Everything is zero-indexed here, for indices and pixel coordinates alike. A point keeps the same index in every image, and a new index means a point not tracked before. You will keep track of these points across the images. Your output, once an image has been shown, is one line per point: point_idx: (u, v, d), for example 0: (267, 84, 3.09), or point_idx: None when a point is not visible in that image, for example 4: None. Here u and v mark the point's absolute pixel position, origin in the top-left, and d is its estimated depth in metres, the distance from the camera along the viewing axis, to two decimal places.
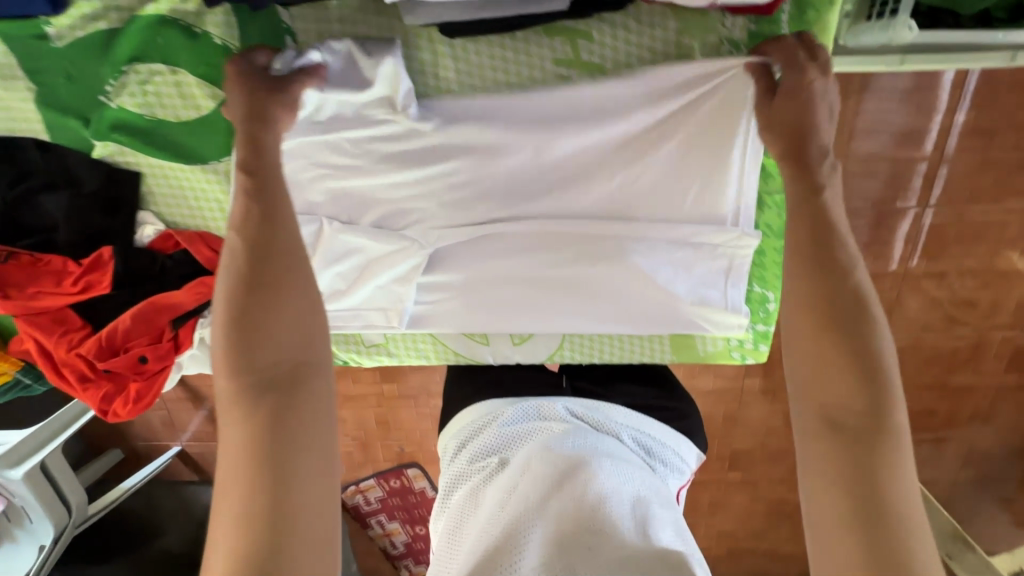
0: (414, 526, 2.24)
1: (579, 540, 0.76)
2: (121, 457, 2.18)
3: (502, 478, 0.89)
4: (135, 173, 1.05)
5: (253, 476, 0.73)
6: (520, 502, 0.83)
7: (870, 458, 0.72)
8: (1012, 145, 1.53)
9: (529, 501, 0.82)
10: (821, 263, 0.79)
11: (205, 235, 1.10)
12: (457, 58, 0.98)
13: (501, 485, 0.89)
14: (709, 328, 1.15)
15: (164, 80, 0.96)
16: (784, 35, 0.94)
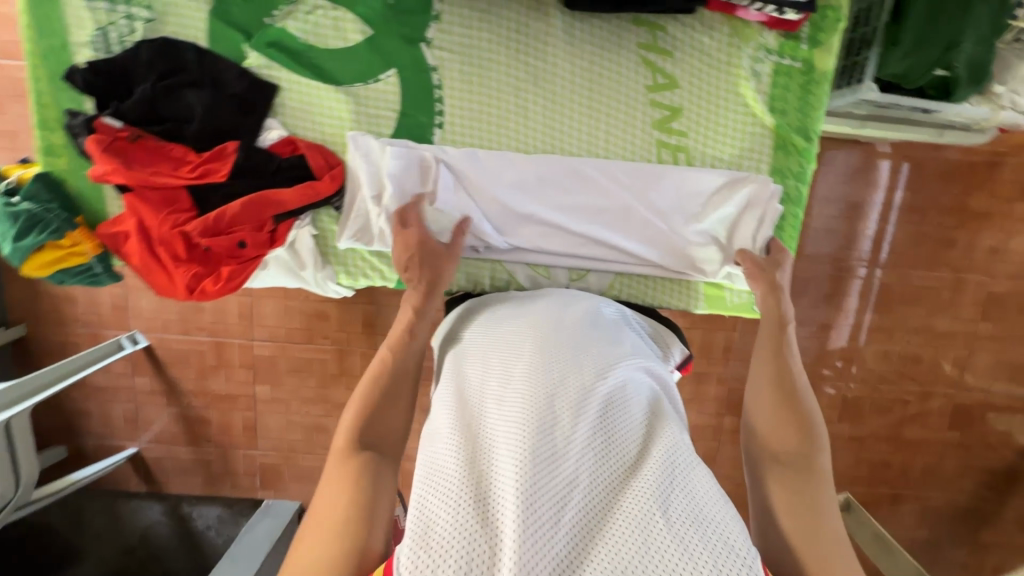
0: None
1: (598, 428, 0.66)
2: (63, 456, 1.89)
3: (519, 340, 0.77)
4: (272, 87, 0.88)
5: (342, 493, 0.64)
6: (551, 366, 0.72)
7: (798, 479, 0.73)
8: (938, 224, 1.88)
9: (559, 376, 0.71)
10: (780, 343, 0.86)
11: (321, 145, 0.91)
12: (563, 33, 0.89)
13: (521, 346, 0.76)
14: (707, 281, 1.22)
15: (324, 11, 0.86)
16: (803, 49, 0.90)
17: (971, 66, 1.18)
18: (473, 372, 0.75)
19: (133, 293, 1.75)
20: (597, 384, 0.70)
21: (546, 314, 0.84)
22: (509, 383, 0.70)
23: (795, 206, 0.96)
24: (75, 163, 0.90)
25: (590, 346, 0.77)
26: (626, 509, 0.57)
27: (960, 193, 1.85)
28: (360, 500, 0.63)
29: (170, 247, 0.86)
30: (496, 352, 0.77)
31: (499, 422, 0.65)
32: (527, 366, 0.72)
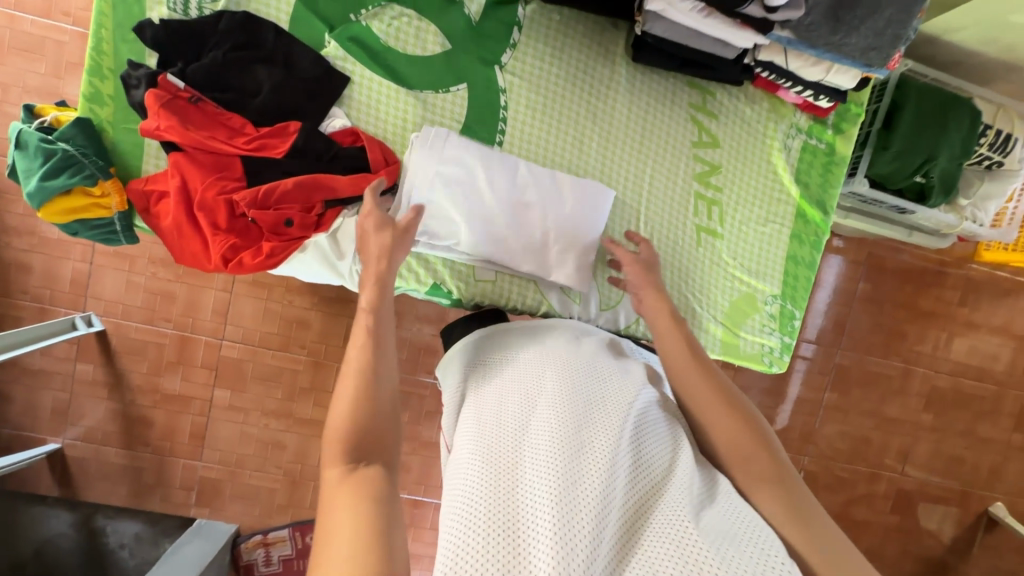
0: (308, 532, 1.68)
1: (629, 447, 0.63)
2: None
3: (538, 358, 0.74)
4: (343, 78, 0.90)
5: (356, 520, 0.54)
6: (574, 386, 0.69)
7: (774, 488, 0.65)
8: (892, 317, 2.07)
9: (584, 394, 0.68)
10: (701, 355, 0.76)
11: (379, 140, 0.92)
12: (627, 81, 0.96)
13: (541, 363, 0.73)
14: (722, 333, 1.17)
15: (409, 19, 0.90)
16: (827, 133, 1.01)
17: (944, 177, 1.36)
18: (492, 390, 0.72)
19: (100, 270, 1.60)
20: (623, 404, 0.68)
21: (558, 334, 0.82)
22: (531, 403, 0.67)
23: (807, 269, 1.04)
24: (119, 114, 0.86)
25: (609, 361, 0.75)
26: (663, 533, 0.55)
27: (911, 292, 2.06)
28: (373, 520, 0.55)
29: (211, 213, 0.82)
30: (515, 370, 0.73)
31: (529, 443, 0.62)
32: (548, 387, 0.69)
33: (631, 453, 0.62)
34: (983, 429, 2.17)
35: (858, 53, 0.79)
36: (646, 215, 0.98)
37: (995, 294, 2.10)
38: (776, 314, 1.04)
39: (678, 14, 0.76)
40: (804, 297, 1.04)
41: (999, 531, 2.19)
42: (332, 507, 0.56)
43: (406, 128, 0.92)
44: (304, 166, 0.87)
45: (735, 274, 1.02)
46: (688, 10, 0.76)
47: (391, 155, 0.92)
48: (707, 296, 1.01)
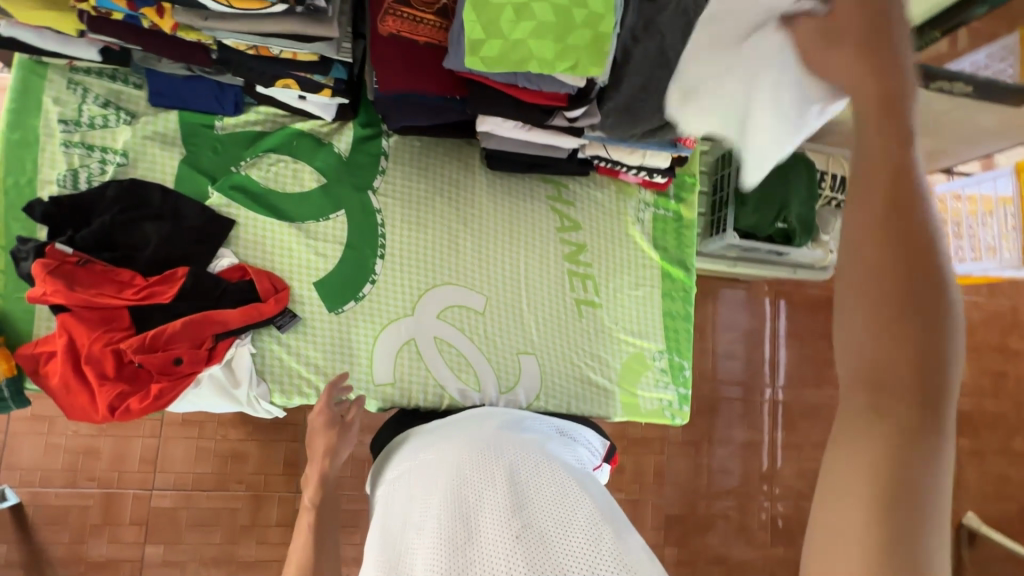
0: None
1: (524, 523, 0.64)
2: None
3: (437, 452, 0.78)
4: (228, 222, 0.99)
5: None
6: (463, 464, 0.72)
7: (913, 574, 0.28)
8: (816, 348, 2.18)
9: (477, 482, 0.69)
10: (920, 260, 0.30)
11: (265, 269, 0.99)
12: (488, 187, 1.09)
13: (438, 455, 0.77)
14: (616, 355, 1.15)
15: (285, 163, 1.02)
16: (672, 203, 1.16)
17: (800, 220, 1.54)
18: (399, 493, 0.76)
19: (14, 438, 1.54)
20: (509, 469, 0.71)
21: (468, 424, 0.87)
22: (426, 496, 0.71)
23: (684, 322, 1.14)
24: (8, 286, 0.91)
25: (509, 439, 0.77)
26: None
27: (826, 321, 2.19)
28: None
29: (98, 365, 0.86)
30: (419, 469, 0.78)
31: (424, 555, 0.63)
32: (441, 475, 0.72)
33: (519, 513, 0.65)
34: None
35: (658, 140, 0.94)
36: (526, 303, 1.08)
37: None
38: (667, 368, 1.11)
39: (503, 131, 0.92)
40: (689, 347, 1.13)
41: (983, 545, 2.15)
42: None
43: (291, 255, 1.01)
44: (193, 305, 0.92)
45: (620, 337, 1.10)
46: (510, 127, 0.91)
47: (278, 286, 0.99)
48: (599, 363, 1.09)
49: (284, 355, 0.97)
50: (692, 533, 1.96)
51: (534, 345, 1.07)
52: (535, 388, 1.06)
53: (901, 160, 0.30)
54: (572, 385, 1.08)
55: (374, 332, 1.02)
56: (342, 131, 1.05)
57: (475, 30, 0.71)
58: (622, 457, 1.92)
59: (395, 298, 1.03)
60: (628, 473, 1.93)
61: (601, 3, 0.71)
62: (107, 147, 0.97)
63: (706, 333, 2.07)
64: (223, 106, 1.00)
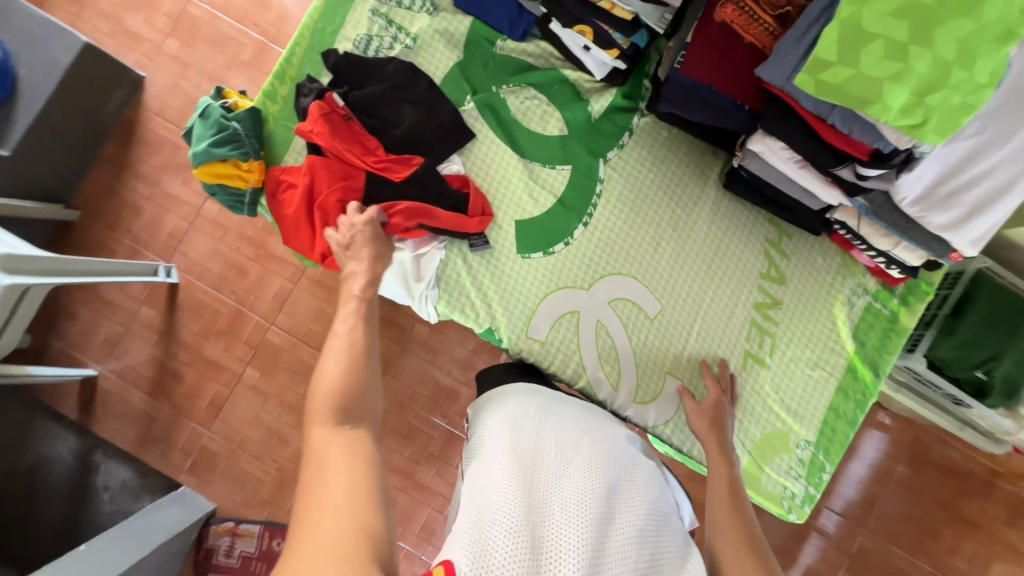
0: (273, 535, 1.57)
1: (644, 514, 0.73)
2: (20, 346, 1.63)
3: (567, 414, 0.85)
4: (469, 134, 1.03)
5: (366, 504, 0.61)
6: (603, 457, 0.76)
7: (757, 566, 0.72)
8: (928, 513, 1.89)
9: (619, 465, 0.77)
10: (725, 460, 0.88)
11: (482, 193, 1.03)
12: (713, 206, 1.04)
13: (572, 427, 0.80)
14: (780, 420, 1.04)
15: (539, 102, 1.04)
16: (894, 302, 1.05)
17: (1007, 379, 1.33)
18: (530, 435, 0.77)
19: (194, 231, 1.68)
20: (636, 484, 0.76)
21: (595, 415, 0.90)
22: (567, 461, 0.73)
23: (847, 425, 1.03)
24: (282, 113, 1.02)
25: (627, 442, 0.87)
26: None
27: (954, 491, 1.89)
28: (368, 482, 0.63)
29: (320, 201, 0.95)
30: (548, 428, 0.79)
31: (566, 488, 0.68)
32: (579, 440, 0.78)
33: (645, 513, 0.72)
34: None
35: (924, 237, 0.86)
36: (697, 331, 1.03)
37: None
38: (806, 461, 1.03)
39: (776, 158, 0.85)
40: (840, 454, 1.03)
41: None
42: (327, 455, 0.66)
43: (508, 186, 1.04)
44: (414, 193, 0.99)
45: (773, 408, 1.03)
46: (784, 158, 0.85)
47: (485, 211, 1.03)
48: (740, 422, 1.02)
49: (465, 276, 1.02)
50: None
51: (686, 373, 1.03)
52: (667, 414, 1.03)
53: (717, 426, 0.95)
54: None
55: (545, 288, 1.03)
56: (603, 94, 1.04)
57: (828, 50, 0.66)
58: None
59: (578, 268, 1.04)
60: None
61: (986, 74, 0.64)
62: (403, 28, 1.04)
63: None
64: (513, 28, 1.03)
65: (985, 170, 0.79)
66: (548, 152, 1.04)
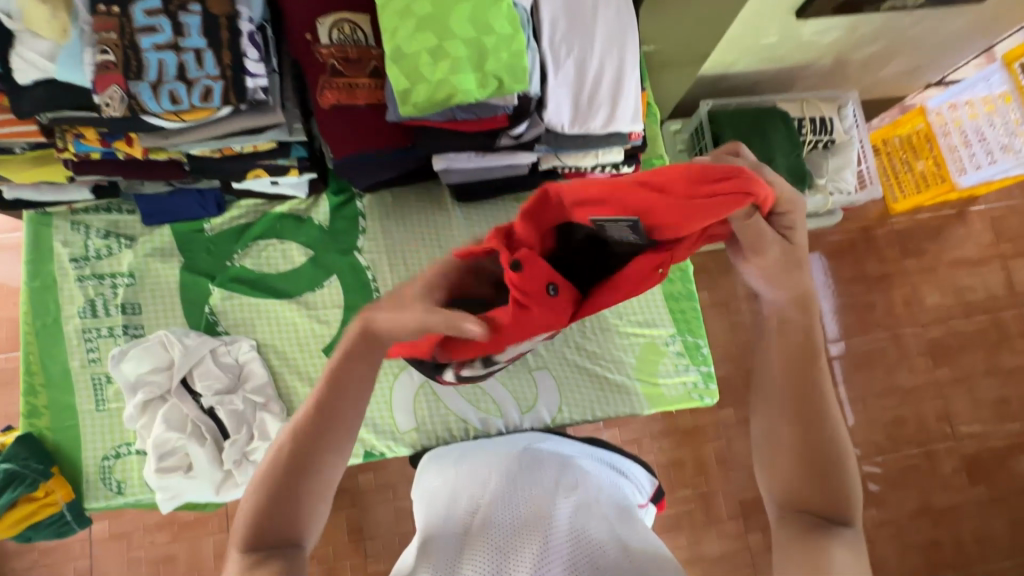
0: None
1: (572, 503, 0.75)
2: None
3: (487, 455, 0.90)
4: (237, 316, 1.06)
5: None
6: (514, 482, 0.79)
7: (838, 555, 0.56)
8: (851, 293, 2.08)
9: (533, 476, 0.81)
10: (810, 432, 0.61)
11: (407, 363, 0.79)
12: (465, 223, 1.12)
13: (489, 466, 0.85)
14: (640, 335, 1.10)
15: (274, 245, 1.09)
16: None
17: (790, 171, 1.51)
18: (443, 494, 0.83)
19: (98, 561, 1.55)
20: (566, 498, 0.76)
21: (514, 443, 0.95)
22: (476, 498, 0.77)
23: (690, 300, 1.12)
24: (53, 421, 0.99)
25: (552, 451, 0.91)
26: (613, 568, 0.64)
27: (853, 264, 2.10)
28: None
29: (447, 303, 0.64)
30: (470, 474, 0.84)
31: (476, 522, 0.72)
32: (495, 470, 0.83)
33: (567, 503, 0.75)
34: (1004, 359, 2.08)
35: (604, 139, 0.97)
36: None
37: (930, 236, 2.14)
38: (683, 350, 1.10)
39: (461, 163, 0.95)
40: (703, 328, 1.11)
41: None
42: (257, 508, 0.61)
43: (298, 328, 1.06)
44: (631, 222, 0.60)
45: (628, 330, 1.10)
46: (464, 157, 0.94)
47: (295, 361, 1.05)
48: (614, 362, 1.09)
49: None
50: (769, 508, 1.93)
51: (543, 356, 1.08)
52: (555, 401, 1.06)
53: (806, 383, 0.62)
54: (589, 387, 1.08)
55: (388, 383, 1.05)
56: (318, 204, 1.11)
57: (400, 81, 0.75)
58: (679, 452, 1.94)
59: None
60: (690, 466, 1.93)
61: (507, 24, 0.75)
62: (115, 272, 1.05)
63: (741, 305, 2.08)
64: (206, 208, 1.07)
65: (599, 67, 0.92)
66: (315, 280, 1.08)
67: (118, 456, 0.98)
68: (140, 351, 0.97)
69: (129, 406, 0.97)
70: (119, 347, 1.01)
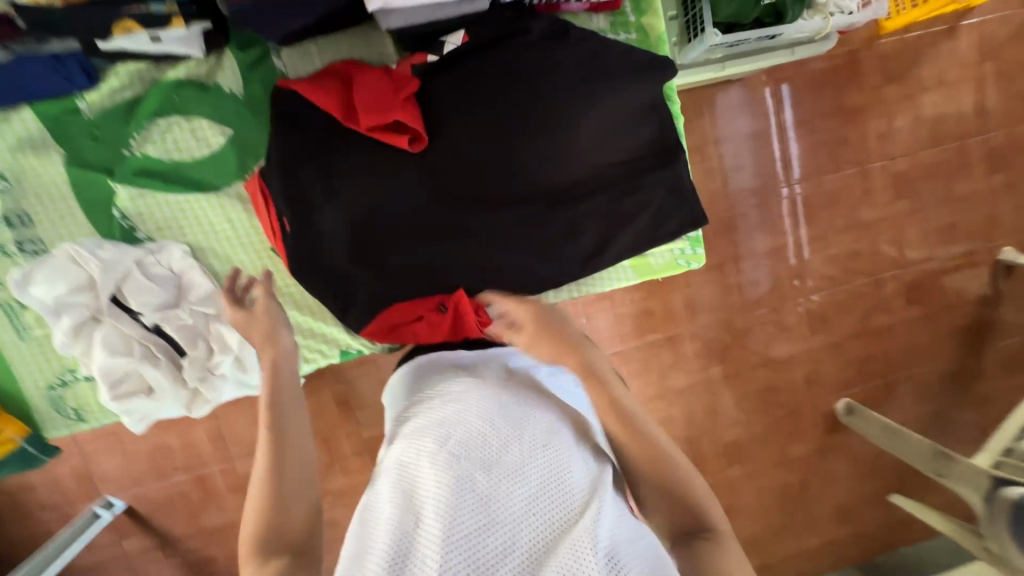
0: None
1: (536, 463, 0.72)
2: None
3: (440, 393, 0.87)
4: (163, 206, 1.18)
5: None
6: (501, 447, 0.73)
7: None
8: (827, 128, 2.03)
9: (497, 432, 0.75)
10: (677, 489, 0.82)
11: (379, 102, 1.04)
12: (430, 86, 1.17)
13: (442, 413, 0.80)
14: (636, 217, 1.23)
15: (182, 128, 1.15)
16: (632, 21, 1.28)
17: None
18: (402, 425, 0.84)
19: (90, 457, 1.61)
20: (529, 459, 0.72)
21: (462, 376, 0.92)
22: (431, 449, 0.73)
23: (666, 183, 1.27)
24: None
25: (510, 387, 0.87)
26: (573, 551, 0.62)
27: (832, 96, 2.01)
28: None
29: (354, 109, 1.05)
30: (427, 421, 0.80)
31: (433, 484, 0.68)
32: (451, 415, 0.79)
33: (533, 465, 0.72)
34: (962, 187, 2.14)
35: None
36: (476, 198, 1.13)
37: (916, 58, 2.02)
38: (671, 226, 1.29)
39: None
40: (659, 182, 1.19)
41: (1017, 272, 2.21)
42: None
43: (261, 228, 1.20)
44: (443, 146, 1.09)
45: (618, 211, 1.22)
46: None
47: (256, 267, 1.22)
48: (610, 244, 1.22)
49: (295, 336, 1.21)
50: (729, 345, 2.09)
51: (494, 236, 1.15)
52: (508, 276, 1.18)
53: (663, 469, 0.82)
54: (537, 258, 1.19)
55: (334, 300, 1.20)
56: (219, 69, 1.15)
57: None
58: (649, 301, 2.00)
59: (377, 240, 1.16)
60: (659, 312, 2.02)
61: None
62: None
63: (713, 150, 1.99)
64: (74, 80, 1.07)
65: None
66: (242, 172, 1.18)
67: (66, 385, 1.21)
68: (49, 273, 1.08)
69: (57, 329, 1.10)
70: (21, 271, 1.09)
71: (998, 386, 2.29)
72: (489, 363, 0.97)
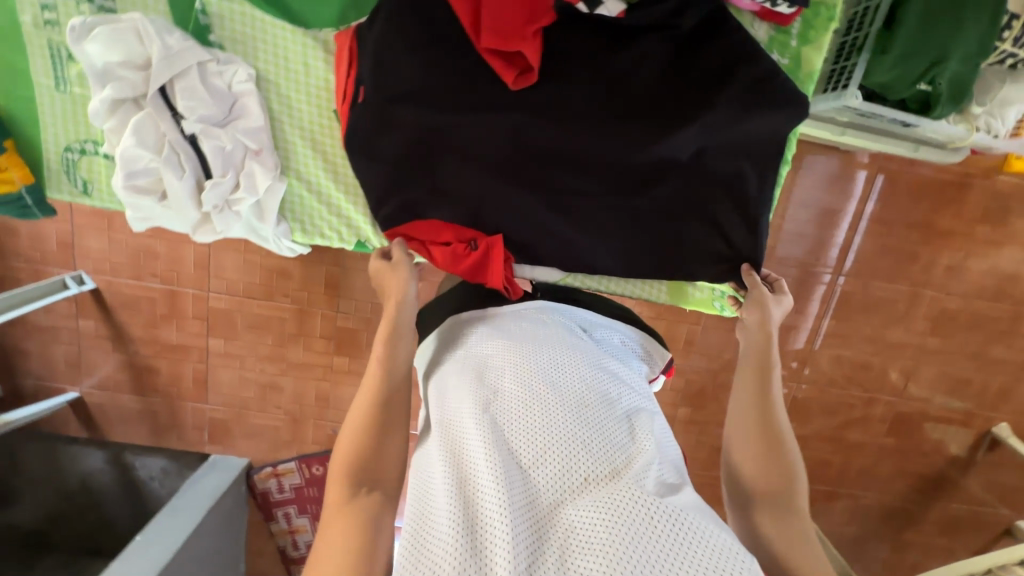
0: (310, 466, 2.01)
1: (579, 430, 0.87)
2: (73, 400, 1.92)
3: (497, 352, 0.99)
4: (247, 21, 1.15)
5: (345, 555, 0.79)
6: (535, 410, 0.88)
7: (798, 531, 0.96)
8: (903, 238, 1.95)
9: (546, 400, 0.90)
10: (770, 458, 1.04)
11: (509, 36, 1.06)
12: None
13: (498, 376, 0.94)
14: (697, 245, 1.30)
15: None
16: (792, 45, 1.21)
17: (952, 84, 1.18)
18: (459, 376, 0.98)
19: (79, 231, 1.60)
20: (573, 424, 0.87)
21: (522, 332, 1.04)
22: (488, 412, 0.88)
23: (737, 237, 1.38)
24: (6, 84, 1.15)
25: (557, 353, 0.99)
26: (609, 502, 0.78)
27: (924, 209, 1.92)
28: (363, 541, 0.80)
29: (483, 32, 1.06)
30: (485, 381, 0.94)
31: (488, 445, 0.84)
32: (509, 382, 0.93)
33: (579, 432, 0.87)
34: (995, 351, 2.08)
35: None
36: (563, 161, 1.17)
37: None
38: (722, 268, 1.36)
39: None
40: (733, 226, 1.22)
41: (1001, 450, 2.19)
42: (333, 523, 0.83)
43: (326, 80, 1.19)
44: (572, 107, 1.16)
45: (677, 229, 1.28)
46: None
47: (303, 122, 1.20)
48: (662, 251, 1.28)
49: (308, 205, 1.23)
50: (708, 395, 2.08)
51: (567, 204, 1.20)
52: (557, 243, 1.22)
53: (762, 453, 1.05)
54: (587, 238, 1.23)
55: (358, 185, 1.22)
56: None
57: None
58: (654, 322, 1.97)
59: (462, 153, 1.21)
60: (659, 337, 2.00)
61: None
62: None
63: (785, 208, 1.91)
64: None
65: None
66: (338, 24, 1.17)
67: (84, 152, 1.20)
68: (109, 36, 1.03)
69: (96, 97, 1.05)
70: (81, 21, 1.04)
71: (925, 540, 2.32)
72: (548, 321, 1.08)
